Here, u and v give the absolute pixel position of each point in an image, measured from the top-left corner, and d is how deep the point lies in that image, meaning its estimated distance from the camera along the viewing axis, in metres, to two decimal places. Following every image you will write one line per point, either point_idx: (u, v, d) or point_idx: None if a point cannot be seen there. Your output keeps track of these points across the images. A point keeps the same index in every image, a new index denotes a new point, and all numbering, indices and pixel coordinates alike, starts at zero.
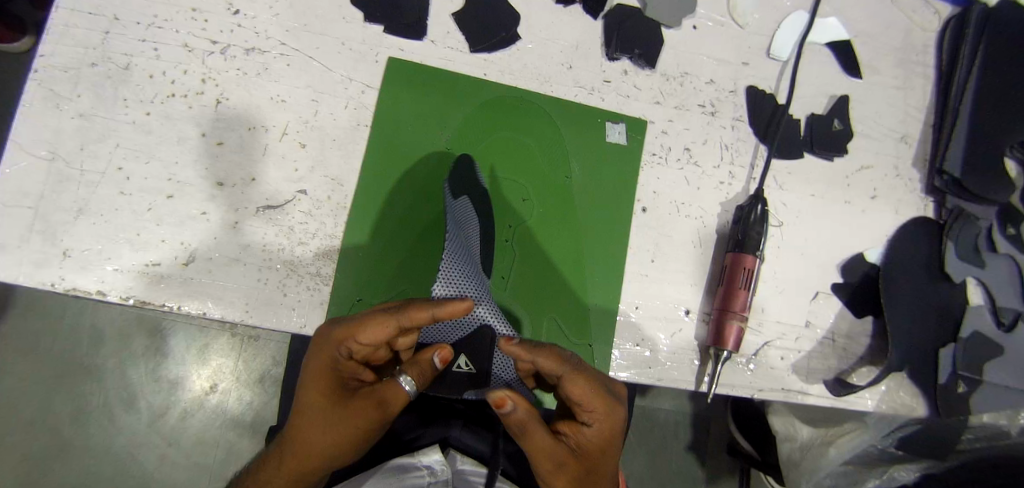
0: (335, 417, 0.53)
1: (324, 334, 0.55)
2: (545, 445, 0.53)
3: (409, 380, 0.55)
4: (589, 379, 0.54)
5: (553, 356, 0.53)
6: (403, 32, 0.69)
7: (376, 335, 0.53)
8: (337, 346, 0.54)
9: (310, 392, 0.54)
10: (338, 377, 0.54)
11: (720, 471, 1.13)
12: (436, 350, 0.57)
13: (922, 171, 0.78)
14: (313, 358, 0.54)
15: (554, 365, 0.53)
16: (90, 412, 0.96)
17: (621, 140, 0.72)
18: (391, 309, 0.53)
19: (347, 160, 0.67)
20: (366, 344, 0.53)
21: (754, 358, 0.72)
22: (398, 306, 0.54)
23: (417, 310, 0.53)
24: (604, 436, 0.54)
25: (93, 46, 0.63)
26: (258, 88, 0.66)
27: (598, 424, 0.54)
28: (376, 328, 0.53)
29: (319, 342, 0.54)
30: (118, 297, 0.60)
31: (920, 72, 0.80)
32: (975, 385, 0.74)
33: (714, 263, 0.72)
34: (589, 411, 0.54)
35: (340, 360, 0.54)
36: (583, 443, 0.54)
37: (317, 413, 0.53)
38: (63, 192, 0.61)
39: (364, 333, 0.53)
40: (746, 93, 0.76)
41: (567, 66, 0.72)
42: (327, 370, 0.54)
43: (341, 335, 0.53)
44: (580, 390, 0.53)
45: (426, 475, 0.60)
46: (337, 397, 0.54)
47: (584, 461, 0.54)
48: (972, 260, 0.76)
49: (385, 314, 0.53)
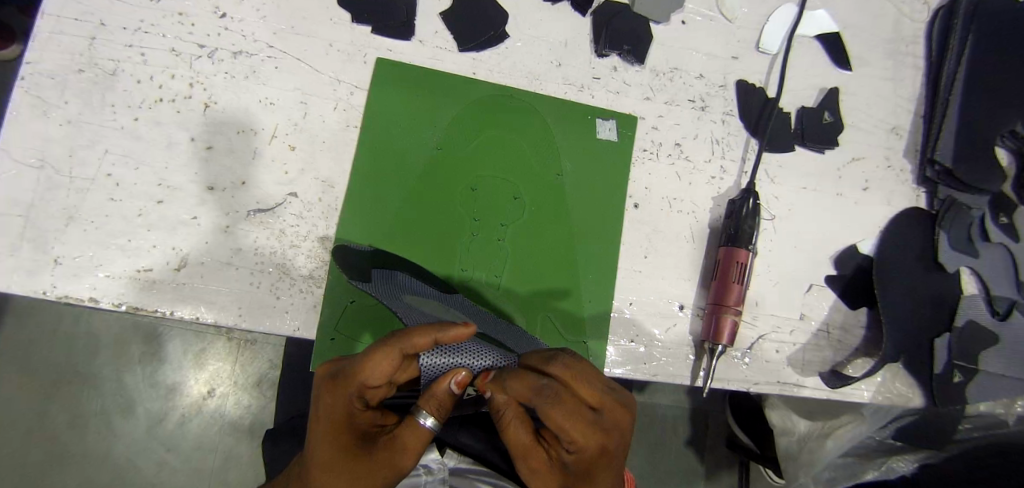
0: (361, 469, 0.52)
1: (330, 382, 0.53)
2: (526, 455, 0.54)
3: (427, 416, 0.53)
4: (570, 406, 0.51)
5: (524, 385, 0.51)
6: (391, 32, 0.69)
7: (383, 371, 0.51)
8: (347, 394, 0.52)
9: (328, 451, 0.52)
10: (353, 426, 0.53)
11: (719, 465, 1.14)
12: (451, 376, 0.52)
13: (913, 161, 0.79)
14: (322, 411, 0.53)
15: (527, 391, 0.51)
16: (88, 419, 0.96)
17: (612, 136, 0.72)
18: (392, 340, 0.52)
19: (337, 162, 0.66)
20: (375, 383, 0.52)
21: (749, 352, 0.72)
22: (397, 334, 0.52)
23: (419, 336, 0.52)
24: (585, 466, 0.52)
25: (79, 52, 0.63)
26: (247, 91, 0.66)
27: (579, 454, 0.51)
28: (382, 363, 0.51)
29: (327, 393, 0.53)
30: (110, 303, 0.60)
31: (909, 63, 0.80)
32: (971, 374, 0.74)
33: (708, 258, 0.72)
34: (571, 441, 0.51)
35: (356, 409, 0.53)
36: (566, 465, 0.53)
37: (338, 472, 0.52)
38: (52, 199, 0.61)
39: (369, 373, 0.51)
40: (737, 88, 0.76)
41: (556, 63, 0.72)
42: (340, 423, 0.53)
43: (349, 379, 0.52)
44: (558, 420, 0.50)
45: (422, 473, 0.64)
46: (358, 448, 0.53)
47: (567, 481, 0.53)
48: (966, 249, 0.76)
49: (387, 345, 0.51)
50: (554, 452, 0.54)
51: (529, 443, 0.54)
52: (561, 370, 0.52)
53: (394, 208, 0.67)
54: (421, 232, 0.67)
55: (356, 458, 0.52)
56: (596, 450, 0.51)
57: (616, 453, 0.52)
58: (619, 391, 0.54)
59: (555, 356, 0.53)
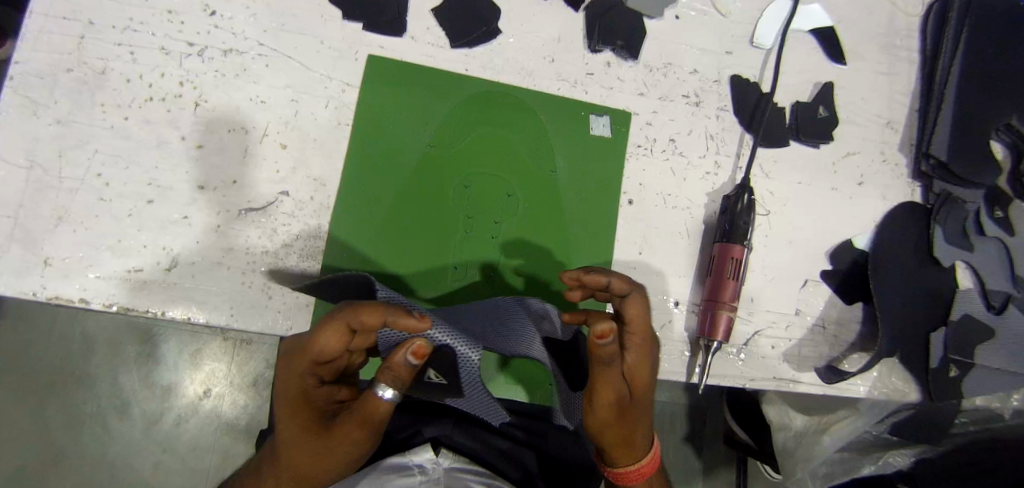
0: (322, 441, 0.53)
1: (287, 357, 0.53)
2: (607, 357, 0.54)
3: (387, 390, 0.52)
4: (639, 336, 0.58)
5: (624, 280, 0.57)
6: (382, 29, 0.69)
7: (333, 347, 0.50)
8: (300, 373, 0.52)
9: (289, 431, 0.53)
10: (310, 402, 0.53)
11: (717, 461, 1.14)
12: (408, 347, 0.51)
13: (908, 156, 0.78)
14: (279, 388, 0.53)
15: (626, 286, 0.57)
16: (83, 421, 0.96)
17: (605, 132, 0.72)
18: (337, 315, 0.49)
19: (329, 160, 0.66)
20: (325, 359, 0.51)
21: (745, 348, 0.71)
22: (342, 308, 0.50)
23: (367, 314, 0.49)
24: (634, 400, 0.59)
25: (68, 51, 0.63)
26: (237, 89, 0.65)
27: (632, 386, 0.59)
28: (329, 339, 0.49)
29: (284, 370, 0.53)
30: (101, 304, 0.60)
31: (904, 57, 0.80)
32: (967, 369, 0.74)
33: (703, 255, 0.72)
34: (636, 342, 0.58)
35: (310, 386, 0.53)
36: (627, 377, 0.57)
37: (299, 449, 0.54)
38: (42, 200, 0.60)
39: (318, 350, 0.50)
40: (731, 83, 0.75)
41: (550, 59, 0.72)
42: (297, 402, 0.53)
43: (302, 355, 0.51)
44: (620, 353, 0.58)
45: (418, 473, 0.64)
46: (318, 422, 0.53)
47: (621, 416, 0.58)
48: (961, 243, 0.76)
49: (331, 322, 0.49)
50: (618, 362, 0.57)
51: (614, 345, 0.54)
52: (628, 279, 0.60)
53: (387, 206, 0.66)
54: (416, 230, 0.67)
55: (316, 432, 0.53)
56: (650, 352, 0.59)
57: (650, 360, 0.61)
58: None
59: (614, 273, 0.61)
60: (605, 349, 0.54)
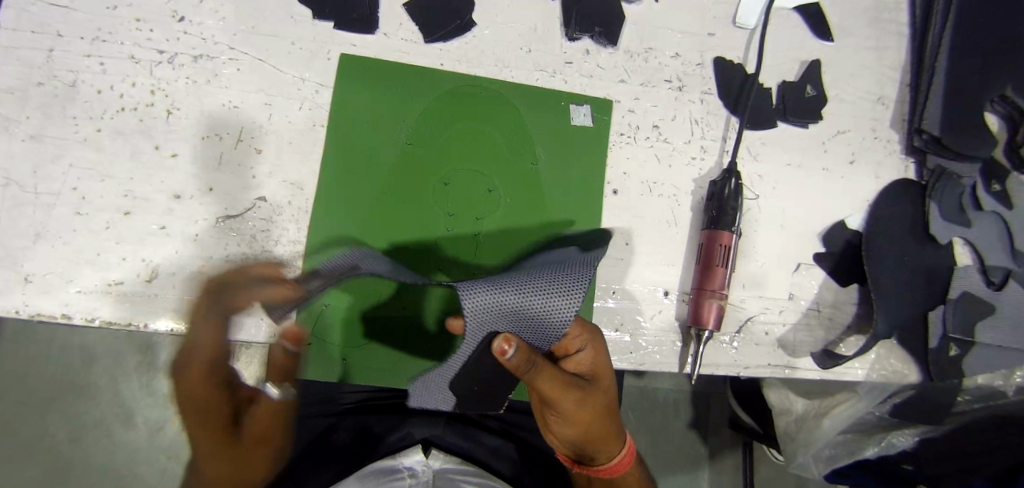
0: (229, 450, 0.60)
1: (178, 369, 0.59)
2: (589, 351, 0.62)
3: (269, 386, 0.62)
4: (586, 334, 0.62)
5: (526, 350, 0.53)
6: (354, 26, 0.67)
7: (203, 345, 0.58)
8: (207, 378, 0.58)
9: (203, 441, 0.60)
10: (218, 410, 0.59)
11: (722, 447, 1.13)
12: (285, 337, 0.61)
13: (901, 132, 0.76)
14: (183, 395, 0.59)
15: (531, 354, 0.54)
16: (86, 431, 0.96)
17: (587, 122, 0.70)
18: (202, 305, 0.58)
19: (306, 164, 0.65)
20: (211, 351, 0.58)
21: (738, 335, 0.70)
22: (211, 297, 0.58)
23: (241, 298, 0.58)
24: (602, 393, 0.61)
25: (37, 65, 0.62)
26: (209, 95, 0.64)
27: (593, 378, 0.61)
28: (200, 334, 0.57)
29: (180, 379, 0.58)
30: (83, 318, 0.60)
31: (893, 30, 0.78)
32: (967, 347, 0.72)
33: (691, 242, 0.70)
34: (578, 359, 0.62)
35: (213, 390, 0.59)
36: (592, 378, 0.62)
37: (210, 454, 0.60)
38: (20, 216, 0.60)
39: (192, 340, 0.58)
40: (714, 65, 0.73)
41: (527, 49, 0.70)
42: (203, 408, 0.59)
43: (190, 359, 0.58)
44: (568, 291, 0.57)
45: (407, 477, 0.67)
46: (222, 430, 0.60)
47: (578, 419, 0.59)
48: (958, 220, 0.74)
49: (202, 315, 0.58)
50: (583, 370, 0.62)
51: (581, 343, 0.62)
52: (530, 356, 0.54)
53: (366, 206, 0.65)
54: (394, 229, 0.66)
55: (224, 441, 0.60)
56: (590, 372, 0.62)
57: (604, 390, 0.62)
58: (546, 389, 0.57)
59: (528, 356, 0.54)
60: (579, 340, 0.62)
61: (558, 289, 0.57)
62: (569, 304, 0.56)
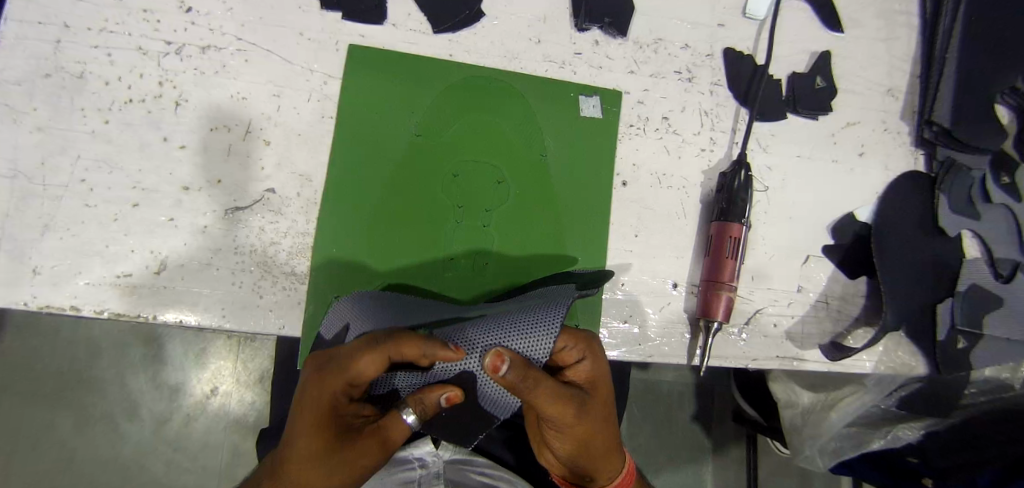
0: (334, 462, 0.52)
1: (314, 377, 0.52)
2: (585, 359, 0.58)
3: (410, 414, 0.54)
4: (582, 342, 0.58)
5: (522, 365, 0.50)
6: (362, 17, 0.67)
7: (367, 376, 0.52)
8: (327, 394, 0.52)
9: (305, 445, 0.51)
10: (335, 421, 0.52)
11: (726, 439, 1.13)
12: (445, 391, 0.55)
13: (910, 123, 0.76)
14: (307, 402, 0.52)
15: (525, 370, 0.51)
16: (93, 424, 0.96)
17: (596, 113, 0.70)
18: (382, 343, 0.52)
19: (314, 155, 0.65)
20: (361, 382, 0.52)
21: (746, 327, 0.70)
22: (388, 338, 0.53)
23: (410, 347, 0.53)
24: (602, 404, 0.57)
25: (45, 56, 0.61)
26: (217, 86, 0.64)
27: (592, 388, 0.57)
28: (369, 367, 0.52)
29: (315, 386, 0.52)
30: (92, 310, 0.59)
31: (903, 22, 0.77)
32: (975, 340, 0.72)
33: (700, 235, 0.70)
34: (574, 368, 0.58)
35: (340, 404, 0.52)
36: (592, 388, 0.57)
37: (314, 459, 0.51)
38: (28, 208, 0.60)
39: (356, 371, 0.52)
40: (723, 56, 0.73)
41: (536, 40, 0.70)
42: (327, 414, 0.51)
43: (325, 375, 0.52)
44: (536, 336, 0.56)
45: (418, 467, 0.66)
46: (335, 440, 0.51)
47: (578, 435, 0.55)
48: (966, 212, 0.74)
49: (375, 349, 0.52)
50: (580, 380, 0.58)
51: (578, 353, 0.58)
52: (525, 371, 0.50)
53: (376, 197, 0.65)
54: (404, 220, 0.65)
55: (329, 451, 0.51)
56: (588, 383, 0.58)
57: (606, 401, 0.57)
58: (547, 403, 0.53)
59: (526, 371, 0.51)
60: (575, 351, 0.58)
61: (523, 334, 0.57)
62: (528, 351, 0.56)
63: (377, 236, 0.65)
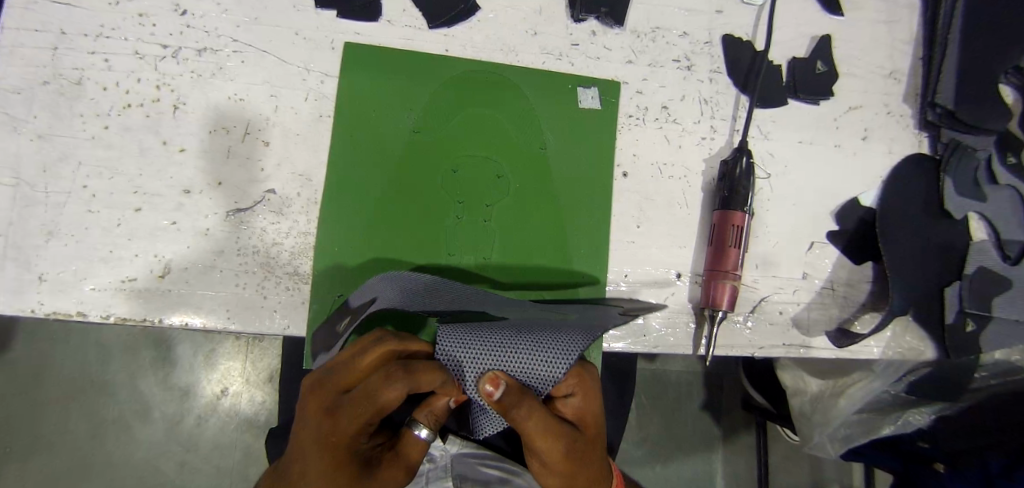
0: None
1: (328, 417, 0.50)
2: (579, 393, 0.57)
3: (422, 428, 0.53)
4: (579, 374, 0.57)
5: (516, 392, 0.50)
6: (357, 15, 0.67)
7: (387, 410, 0.50)
8: (346, 433, 0.50)
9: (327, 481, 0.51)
10: (354, 455, 0.51)
11: (736, 428, 1.13)
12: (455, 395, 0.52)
13: (913, 106, 0.75)
14: (322, 442, 0.50)
15: (518, 398, 0.50)
16: (106, 428, 0.97)
17: (595, 104, 0.70)
18: (398, 376, 0.49)
19: (314, 154, 0.65)
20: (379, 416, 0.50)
21: (751, 315, 0.70)
22: (403, 371, 0.50)
23: (427, 378, 0.50)
24: (591, 442, 0.56)
25: (43, 64, 0.62)
26: (214, 88, 0.64)
27: (583, 424, 0.56)
28: (389, 402, 0.49)
29: (331, 426, 0.50)
30: (98, 315, 0.60)
31: (903, 3, 0.76)
32: (984, 321, 0.71)
33: (703, 222, 0.70)
34: (569, 401, 0.57)
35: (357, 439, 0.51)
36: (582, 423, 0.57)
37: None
38: (31, 215, 0.60)
39: (373, 408, 0.49)
40: (722, 43, 0.72)
41: (532, 32, 0.70)
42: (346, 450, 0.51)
43: (340, 415, 0.50)
44: (561, 347, 0.53)
45: (425, 462, 0.68)
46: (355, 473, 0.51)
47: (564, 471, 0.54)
48: (972, 194, 0.73)
49: (393, 384, 0.49)
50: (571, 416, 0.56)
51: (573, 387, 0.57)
52: (517, 400, 0.49)
53: (376, 195, 0.65)
54: (404, 216, 0.65)
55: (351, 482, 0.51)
56: (580, 419, 0.57)
57: (594, 438, 0.57)
58: (536, 436, 0.52)
59: (520, 400, 0.50)
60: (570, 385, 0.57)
61: (548, 343, 0.54)
62: (554, 366, 0.52)
63: (377, 234, 0.65)
